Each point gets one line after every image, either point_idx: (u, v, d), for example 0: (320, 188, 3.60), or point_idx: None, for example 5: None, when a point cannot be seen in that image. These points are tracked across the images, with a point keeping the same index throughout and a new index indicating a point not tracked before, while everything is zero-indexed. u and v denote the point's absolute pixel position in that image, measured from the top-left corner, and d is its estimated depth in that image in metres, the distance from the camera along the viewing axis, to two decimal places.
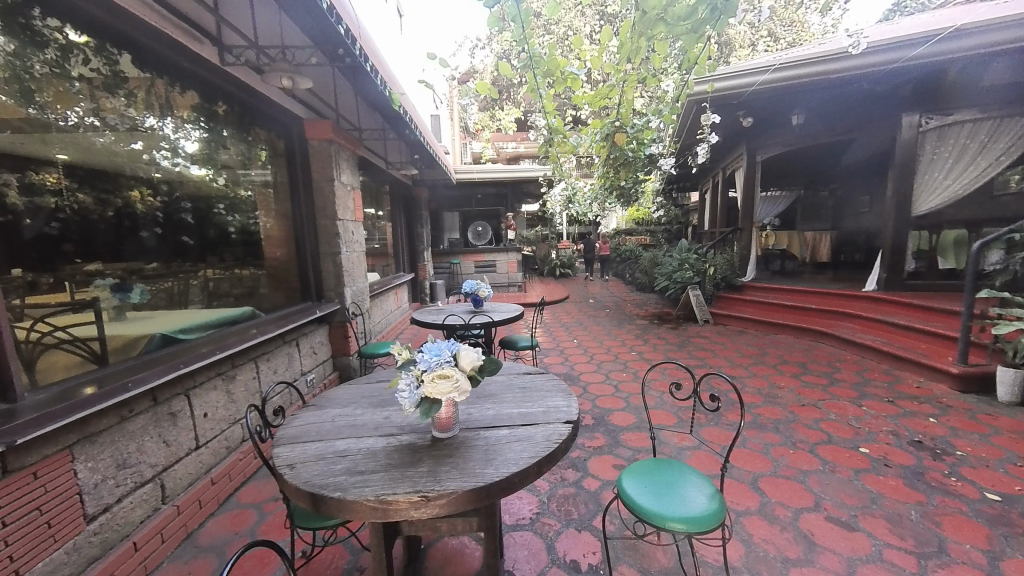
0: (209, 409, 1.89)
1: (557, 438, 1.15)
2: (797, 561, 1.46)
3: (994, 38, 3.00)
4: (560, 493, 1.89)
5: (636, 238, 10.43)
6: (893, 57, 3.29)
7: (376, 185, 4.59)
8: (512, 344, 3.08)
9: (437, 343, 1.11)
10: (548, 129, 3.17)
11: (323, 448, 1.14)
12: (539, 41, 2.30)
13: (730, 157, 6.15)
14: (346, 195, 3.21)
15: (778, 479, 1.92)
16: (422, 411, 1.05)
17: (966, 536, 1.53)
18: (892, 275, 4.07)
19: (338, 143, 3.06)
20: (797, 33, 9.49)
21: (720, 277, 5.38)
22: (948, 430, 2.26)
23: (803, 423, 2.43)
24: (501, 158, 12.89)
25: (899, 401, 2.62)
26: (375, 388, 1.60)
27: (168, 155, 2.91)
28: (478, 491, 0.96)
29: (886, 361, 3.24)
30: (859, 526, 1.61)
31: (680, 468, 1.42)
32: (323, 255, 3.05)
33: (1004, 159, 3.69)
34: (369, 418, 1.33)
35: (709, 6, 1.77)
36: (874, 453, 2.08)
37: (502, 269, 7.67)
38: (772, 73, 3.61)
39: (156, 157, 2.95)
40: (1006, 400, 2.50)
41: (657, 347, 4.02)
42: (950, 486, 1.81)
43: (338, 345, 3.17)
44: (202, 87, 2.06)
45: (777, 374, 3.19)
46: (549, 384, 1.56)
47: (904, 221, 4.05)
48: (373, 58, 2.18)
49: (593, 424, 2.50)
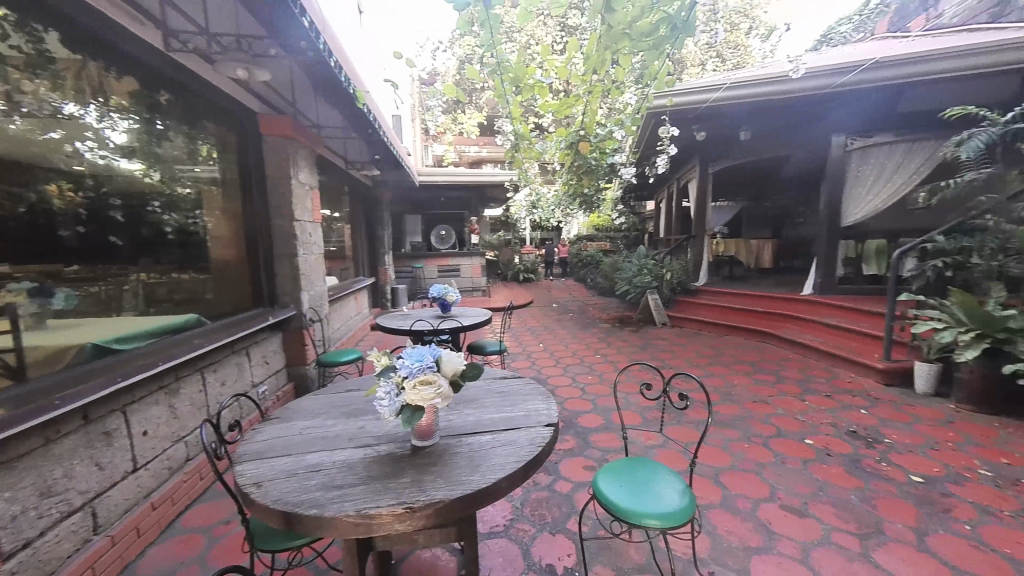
0: (149, 426, 1.71)
1: (540, 440, 1.15)
2: (758, 549, 1.56)
3: (900, 70, 3.43)
4: (533, 498, 1.88)
5: (597, 243, 10.72)
6: (825, 83, 3.63)
7: (335, 185, 4.39)
8: (480, 349, 3.04)
9: (419, 348, 1.07)
10: (514, 134, 3.20)
11: (293, 464, 1.07)
12: (507, 47, 2.31)
13: (684, 169, 6.52)
14: (304, 195, 3.05)
15: (737, 473, 2.04)
16: (404, 418, 1.02)
17: (899, 516, 1.70)
18: (826, 280, 4.48)
19: (297, 140, 2.91)
20: (742, 54, 10.20)
21: (676, 282, 5.67)
22: (879, 420, 2.50)
23: (757, 418, 2.60)
24: (464, 161, 12.77)
25: (837, 395, 2.87)
26: (346, 396, 1.52)
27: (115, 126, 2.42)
28: (466, 499, 0.93)
29: (824, 359, 3.55)
30: (810, 513, 1.74)
31: (651, 466, 1.47)
32: (279, 256, 2.89)
33: (915, 178, 4.04)
34: (343, 428, 1.26)
35: (670, 23, 1.89)
36: (818, 444, 2.27)
37: (466, 274, 7.59)
38: (724, 90, 3.85)
39: (100, 131, 2.43)
40: (923, 391, 2.81)
41: (621, 351, 4.13)
42: (882, 471, 2.01)
43: (294, 353, 2.98)
44: (143, 74, 1.89)
45: (732, 373, 3.39)
46: (528, 387, 1.55)
47: (835, 231, 4.47)
48: (337, 54, 2.12)
49: (563, 427, 2.53)
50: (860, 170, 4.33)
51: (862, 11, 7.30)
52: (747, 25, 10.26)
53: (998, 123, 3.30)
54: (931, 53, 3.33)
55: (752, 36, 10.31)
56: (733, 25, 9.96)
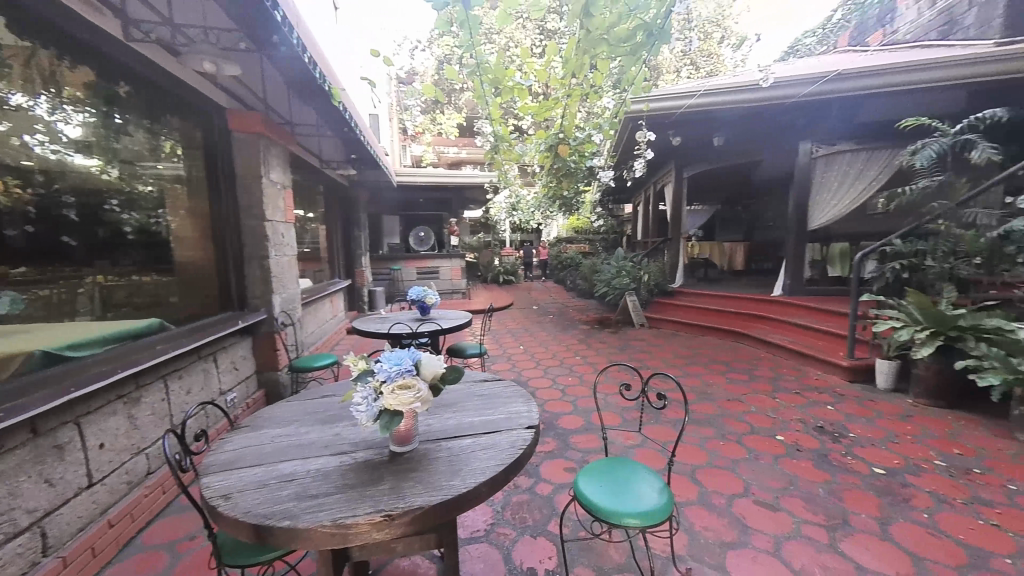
0: (106, 439, 1.61)
1: (521, 443, 1.14)
2: (733, 544, 1.59)
3: (861, 82, 3.61)
4: (514, 501, 1.87)
5: (576, 245, 10.83)
6: (792, 92, 3.79)
7: (309, 185, 4.26)
8: (460, 352, 3.01)
9: (397, 352, 1.05)
10: (493, 136, 3.19)
11: (265, 474, 1.02)
12: (486, 49, 2.31)
13: (661, 173, 6.67)
14: (276, 195, 2.95)
15: (713, 470, 2.08)
16: (383, 423, 0.99)
17: (863, 507, 1.78)
18: (795, 282, 4.67)
19: (269, 137, 2.81)
20: (714, 63, 10.53)
21: (653, 284, 5.78)
22: (844, 416, 2.62)
23: (731, 416, 2.67)
24: (444, 163, 12.67)
25: (805, 392, 2.99)
26: (320, 403, 1.47)
27: (80, 111, 2.18)
28: (446, 505, 0.91)
29: (793, 357, 3.69)
30: (782, 507, 1.80)
31: (631, 466, 1.48)
32: (249, 259, 2.77)
33: (874, 184, 4.31)
34: (317, 435, 1.21)
35: (646, 30, 1.94)
36: (789, 440, 2.35)
37: (446, 276, 7.52)
38: (697, 97, 3.96)
39: (54, 122, 2.16)
40: (884, 386, 2.96)
41: (600, 352, 4.17)
42: (848, 464, 2.10)
43: (265, 359, 2.87)
44: (101, 64, 1.78)
45: (707, 373, 3.48)
46: (509, 390, 1.54)
47: (802, 235, 4.66)
48: (311, 49, 2.06)
49: (544, 428, 2.53)
50: (825, 176, 4.54)
51: (825, 25, 7.67)
52: (719, 35, 10.60)
53: (947, 134, 3.52)
54: (887, 67, 3.52)
55: (724, 45, 10.65)
56: (706, 34, 10.28)
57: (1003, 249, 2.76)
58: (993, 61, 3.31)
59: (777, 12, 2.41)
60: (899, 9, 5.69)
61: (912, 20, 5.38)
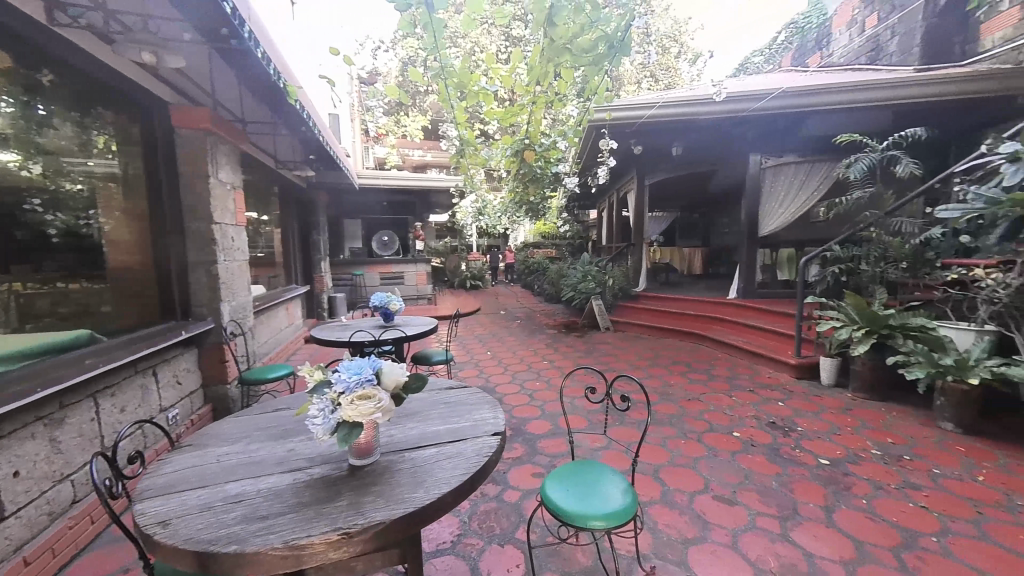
0: (23, 466, 1.43)
1: (488, 450, 1.12)
2: (694, 540, 1.64)
3: (804, 99, 3.88)
4: (481, 511, 1.83)
5: (543, 250, 10.95)
6: (744, 106, 4.02)
7: (262, 186, 4.04)
8: (426, 358, 2.94)
9: (357, 361, 1.00)
10: (459, 140, 3.16)
11: (209, 496, 0.94)
12: (451, 52, 2.29)
13: (623, 180, 6.88)
14: (225, 196, 2.77)
15: (676, 468, 2.14)
16: (341, 437, 0.93)
17: (811, 496, 1.89)
18: (748, 285, 4.93)
19: (217, 135, 2.64)
20: (672, 77, 11.01)
21: (618, 288, 5.93)
22: (793, 411, 2.78)
23: (692, 415, 2.77)
24: (408, 166, 12.42)
25: (758, 390, 3.16)
26: (274, 416, 1.39)
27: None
28: (408, 519, 0.87)
29: (747, 357, 3.89)
30: (738, 501, 1.87)
31: (597, 468, 1.50)
32: (194, 266, 2.58)
33: (816, 195, 4.68)
34: (269, 451, 1.13)
35: (608, 41, 2.01)
36: (744, 436, 2.46)
37: (411, 281, 7.36)
38: (657, 109, 4.10)
39: None
40: (827, 382, 3.17)
41: (567, 356, 4.21)
42: (797, 456, 2.23)
43: (212, 372, 2.68)
44: (18, 49, 1.59)
45: (669, 374, 3.60)
46: (474, 397, 1.51)
47: (754, 240, 4.92)
48: (264, 44, 1.95)
49: (512, 435, 2.51)
50: (773, 186, 4.83)
51: (770, 46, 8.24)
52: (676, 49, 11.10)
53: (876, 150, 3.86)
54: (825, 86, 3.83)
55: (681, 60, 11.18)
56: (665, 48, 10.74)
57: (925, 255, 3.05)
58: (912, 85, 3.68)
59: (757, 20, 2.47)
60: (833, 34, 6.21)
61: (845, 45, 5.89)
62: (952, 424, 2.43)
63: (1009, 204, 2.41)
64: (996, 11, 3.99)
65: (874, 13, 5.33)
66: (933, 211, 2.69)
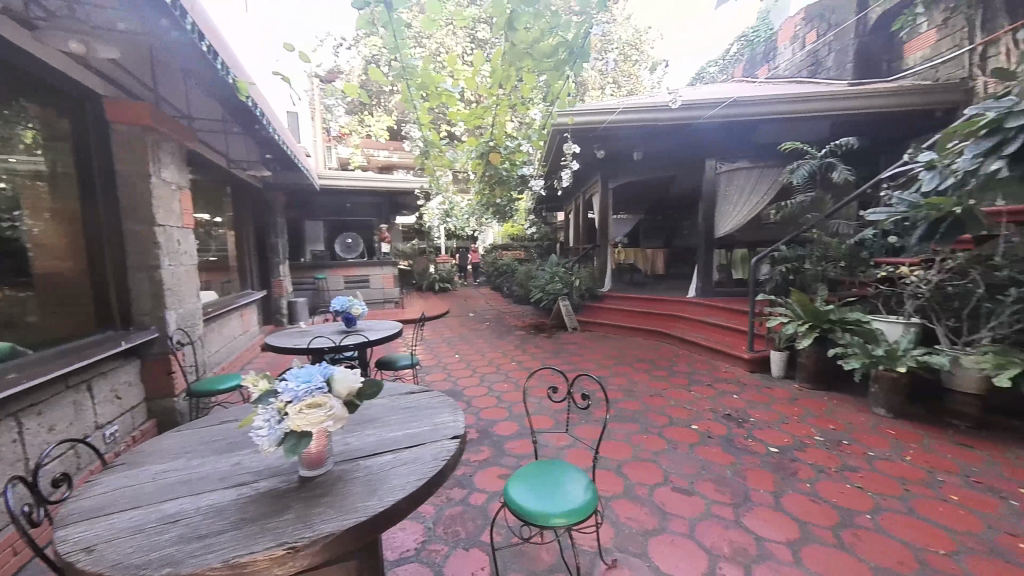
0: None
1: (446, 454, 1.11)
2: (654, 531, 1.70)
3: (752, 108, 4.12)
4: (446, 516, 1.81)
5: (512, 252, 10.98)
6: (698, 114, 4.21)
7: (212, 186, 3.82)
8: (391, 363, 2.88)
9: (307, 368, 0.97)
10: (423, 141, 3.11)
11: (142, 517, 0.88)
12: (414, 53, 2.26)
13: (588, 184, 7.02)
14: (170, 197, 2.61)
15: (638, 463, 2.21)
16: (287, 447, 0.90)
17: (761, 483, 2.00)
18: (706, 284, 5.19)
19: (160, 132, 2.48)
20: (634, 83, 11.38)
21: (585, 289, 6.04)
22: (747, 403, 2.94)
23: (654, 410, 2.86)
24: (374, 166, 12.10)
25: (716, 384, 3.31)
26: (220, 429, 1.32)
27: None
28: (360, 528, 0.85)
29: (706, 353, 4.06)
30: (696, 491, 1.96)
31: (559, 466, 1.52)
32: (134, 270, 2.42)
33: (765, 198, 4.96)
34: (214, 467, 1.08)
35: (569, 47, 2.05)
36: (702, 429, 2.57)
37: (377, 284, 7.16)
38: (618, 114, 4.21)
39: None
40: (777, 374, 3.37)
41: (535, 357, 4.24)
42: (749, 445, 2.36)
43: (156, 385, 2.50)
44: None
45: (633, 372, 3.70)
46: (436, 401, 1.50)
47: (711, 241, 5.16)
48: (212, 37, 1.85)
49: (479, 437, 2.50)
50: (727, 190, 5.09)
51: (724, 57, 8.67)
52: (637, 57, 11.48)
53: (816, 157, 4.17)
54: (770, 97, 4.07)
55: (641, 68, 11.57)
56: (626, 56, 11.08)
57: (860, 255, 3.37)
58: (846, 98, 4.00)
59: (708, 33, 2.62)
60: (779, 49, 6.63)
61: (789, 58, 6.30)
62: (885, 409, 2.65)
63: (927, 208, 2.61)
64: (915, 33, 4.40)
65: (814, 30, 5.74)
66: (862, 214, 2.91)
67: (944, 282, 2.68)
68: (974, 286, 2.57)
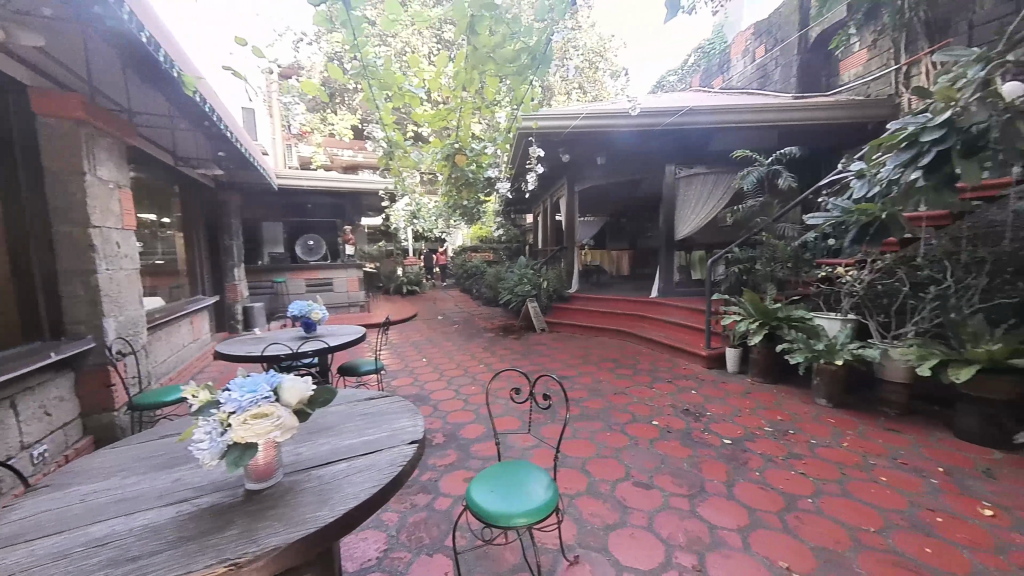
0: None
1: (403, 460, 1.10)
2: (614, 525, 1.75)
3: (707, 117, 4.33)
4: (410, 522, 1.79)
5: (481, 254, 10.94)
6: (658, 121, 4.37)
7: (156, 184, 3.58)
8: (354, 369, 2.80)
9: (252, 377, 0.93)
10: (387, 141, 3.06)
11: (68, 542, 0.82)
12: (375, 52, 2.22)
13: (555, 187, 7.12)
14: (108, 196, 2.43)
15: (601, 460, 2.26)
16: (230, 460, 0.87)
17: (715, 474, 2.11)
18: (667, 284, 5.44)
19: (94, 126, 2.30)
20: (599, 89, 11.68)
21: (553, 290, 6.12)
22: (704, 398, 3.08)
23: (617, 408, 2.94)
24: (337, 165, 11.72)
25: (676, 381, 3.44)
26: (161, 445, 1.24)
27: None
28: (309, 540, 0.83)
29: (667, 351, 4.22)
30: (654, 484, 2.03)
31: (522, 466, 1.54)
32: (66, 276, 2.23)
33: (721, 202, 5.21)
34: (153, 484, 1.02)
35: (531, 53, 2.07)
36: (662, 424, 2.67)
37: (341, 288, 6.95)
38: (581, 120, 4.30)
39: None
40: (731, 369, 3.55)
41: (504, 359, 4.26)
42: (704, 438, 2.48)
43: (93, 399, 2.32)
44: None
45: (599, 371, 3.79)
46: (395, 406, 1.48)
47: (671, 243, 5.37)
48: (153, 28, 1.74)
49: (445, 441, 2.49)
50: (686, 195, 5.30)
51: (682, 67, 9.04)
52: (602, 64, 11.79)
53: (764, 164, 4.44)
54: (724, 107, 4.29)
55: (606, 74, 11.89)
56: (591, 63, 11.36)
57: (802, 256, 3.58)
58: (792, 110, 4.28)
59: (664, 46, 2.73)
60: (732, 61, 7.02)
61: (741, 71, 6.68)
62: (826, 400, 2.85)
63: (858, 214, 2.86)
64: (850, 51, 4.77)
65: (762, 45, 6.11)
66: (805, 218, 3.12)
67: (876, 281, 2.95)
68: (900, 285, 2.85)
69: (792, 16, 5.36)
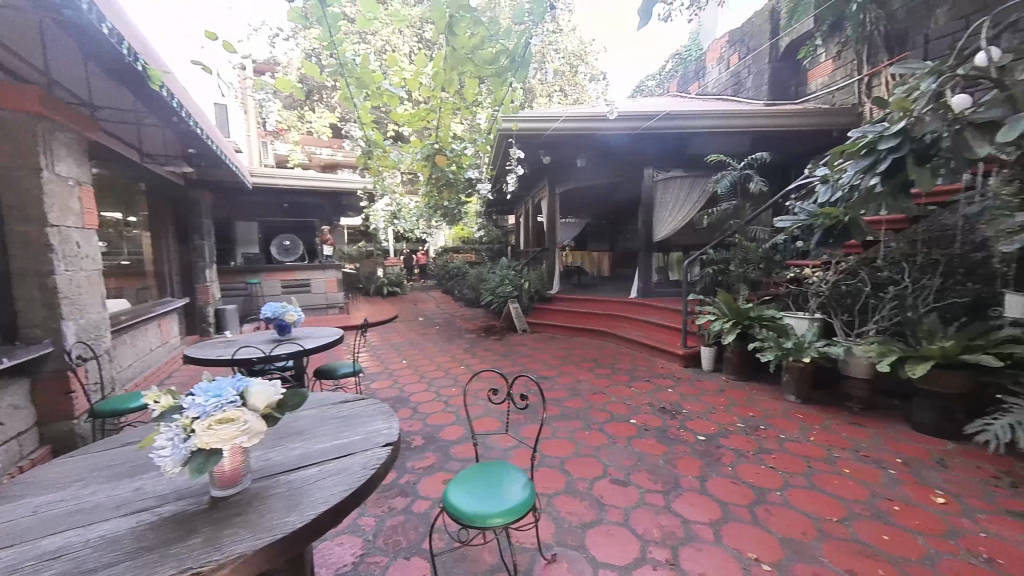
0: None
1: (376, 462, 1.09)
2: (591, 522, 1.77)
3: (684, 121, 4.43)
4: (387, 526, 1.77)
5: (463, 255, 10.90)
6: (636, 124, 4.45)
7: (121, 182, 3.43)
8: (330, 372, 2.75)
9: (218, 381, 0.91)
10: (365, 140, 3.02)
11: (18, 556, 0.78)
12: (351, 50, 2.19)
13: (537, 188, 7.16)
14: (67, 194, 2.32)
15: (579, 459, 2.29)
16: (194, 467, 0.84)
17: (689, 469, 2.16)
18: (646, 285, 5.52)
19: (52, 120, 2.19)
20: (580, 92, 11.81)
21: (534, 291, 6.15)
22: (680, 396, 3.15)
23: (596, 407, 2.98)
24: (314, 164, 11.46)
25: (653, 380, 3.51)
26: (123, 453, 1.19)
27: None
28: (277, 546, 0.82)
29: (646, 350, 4.30)
30: (631, 481, 2.07)
31: (500, 467, 1.54)
32: (21, 276, 2.12)
33: (697, 205, 5.34)
34: (113, 493, 0.98)
35: (509, 55, 2.08)
36: (639, 422, 2.72)
37: (319, 289, 6.80)
38: (561, 122, 4.34)
39: None
40: (706, 367, 3.65)
41: (485, 360, 4.25)
42: (680, 435, 2.54)
43: (51, 407, 2.21)
44: None
45: (579, 371, 3.83)
46: (370, 408, 1.46)
47: (649, 245, 5.46)
48: (115, 18, 1.67)
49: (424, 443, 2.47)
50: (664, 197, 5.41)
51: (661, 73, 9.25)
52: (583, 68, 11.93)
53: (737, 169, 4.57)
54: (699, 112, 4.40)
55: (586, 78, 12.03)
56: (572, 66, 11.49)
57: (773, 257, 3.72)
58: (763, 117, 4.43)
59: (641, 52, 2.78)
60: (707, 68, 7.22)
61: (716, 78, 6.88)
62: (794, 396, 2.96)
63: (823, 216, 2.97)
64: (816, 62, 5.02)
65: (736, 53, 6.31)
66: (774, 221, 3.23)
67: (840, 281, 3.08)
68: (862, 285, 2.99)
69: (763, 26, 5.56)
